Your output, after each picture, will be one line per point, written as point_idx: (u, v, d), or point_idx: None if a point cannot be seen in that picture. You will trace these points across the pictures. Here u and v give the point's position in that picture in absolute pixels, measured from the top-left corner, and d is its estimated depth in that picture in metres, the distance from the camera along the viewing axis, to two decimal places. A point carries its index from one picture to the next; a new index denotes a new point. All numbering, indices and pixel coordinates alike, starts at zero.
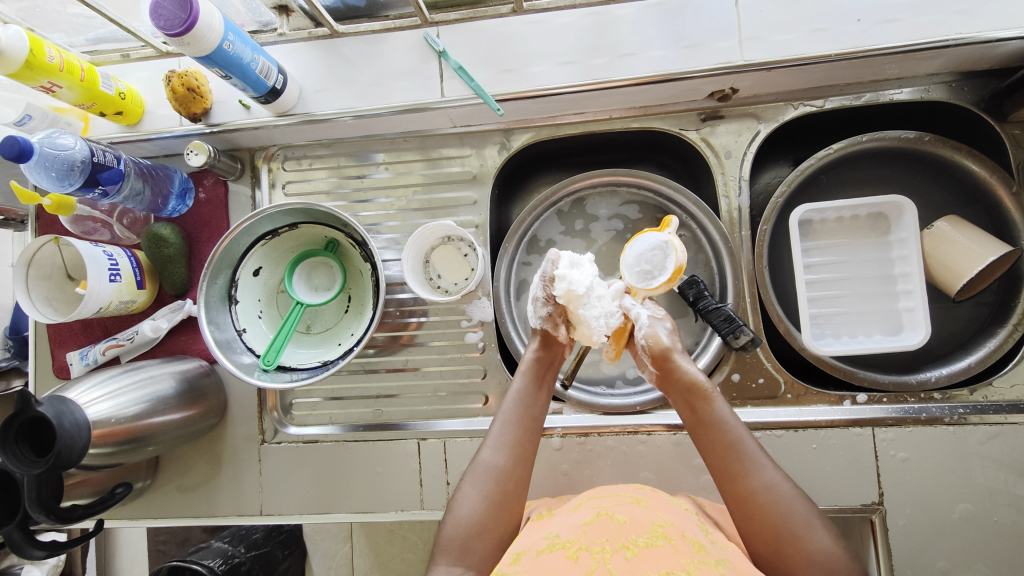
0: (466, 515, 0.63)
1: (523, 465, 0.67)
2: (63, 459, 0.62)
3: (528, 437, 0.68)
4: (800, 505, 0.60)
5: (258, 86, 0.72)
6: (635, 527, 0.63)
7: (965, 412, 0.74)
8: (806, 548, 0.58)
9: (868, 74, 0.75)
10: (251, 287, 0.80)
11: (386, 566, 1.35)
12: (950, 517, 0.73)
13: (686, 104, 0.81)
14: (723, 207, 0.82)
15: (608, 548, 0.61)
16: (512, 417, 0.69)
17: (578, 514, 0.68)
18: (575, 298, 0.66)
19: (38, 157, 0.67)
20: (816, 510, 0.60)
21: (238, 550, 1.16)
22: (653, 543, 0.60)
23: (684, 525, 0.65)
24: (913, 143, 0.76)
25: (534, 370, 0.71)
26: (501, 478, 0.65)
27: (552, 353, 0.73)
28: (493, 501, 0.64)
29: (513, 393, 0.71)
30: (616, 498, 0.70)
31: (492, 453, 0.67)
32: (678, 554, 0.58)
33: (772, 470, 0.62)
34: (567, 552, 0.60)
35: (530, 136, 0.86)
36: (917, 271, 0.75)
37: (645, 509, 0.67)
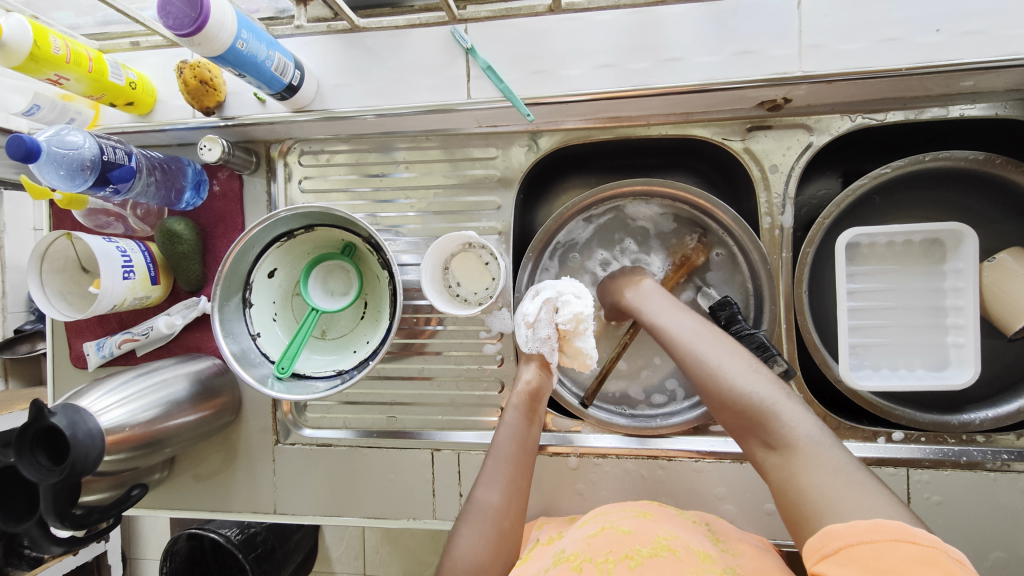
0: (463, 555, 0.61)
1: (518, 501, 0.65)
2: (78, 468, 0.61)
3: (523, 474, 0.67)
4: (713, 350, 0.61)
5: (274, 83, 0.67)
6: (639, 538, 0.62)
7: (1008, 458, 0.70)
8: (725, 394, 0.58)
9: (939, 88, 0.68)
10: (265, 289, 0.78)
11: (395, 541, 1.37)
12: (982, 564, 0.70)
13: (732, 112, 0.74)
14: (764, 225, 0.76)
15: (612, 559, 0.59)
16: (504, 452, 0.68)
17: (585, 529, 0.67)
18: (583, 321, 0.73)
19: (47, 156, 0.63)
20: (736, 356, 0.60)
21: (255, 521, 1.20)
22: (656, 553, 0.59)
23: (690, 538, 0.64)
24: (981, 165, 0.69)
25: (525, 402, 0.72)
26: (498, 517, 0.64)
27: (542, 382, 0.74)
28: (491, 541, 0.62)
29: (506, 428, 0.70)
30: (622, 513, 0.69)
31: (486, 491, 0.65)
32: (682, 563, 0.57)
33: (687, 330, 0.63)
34: (572, 565, 0.59)
35: (559, 139, 0.80)
36: (972, 306, 0.69)
37: (651, 523, 0.66)
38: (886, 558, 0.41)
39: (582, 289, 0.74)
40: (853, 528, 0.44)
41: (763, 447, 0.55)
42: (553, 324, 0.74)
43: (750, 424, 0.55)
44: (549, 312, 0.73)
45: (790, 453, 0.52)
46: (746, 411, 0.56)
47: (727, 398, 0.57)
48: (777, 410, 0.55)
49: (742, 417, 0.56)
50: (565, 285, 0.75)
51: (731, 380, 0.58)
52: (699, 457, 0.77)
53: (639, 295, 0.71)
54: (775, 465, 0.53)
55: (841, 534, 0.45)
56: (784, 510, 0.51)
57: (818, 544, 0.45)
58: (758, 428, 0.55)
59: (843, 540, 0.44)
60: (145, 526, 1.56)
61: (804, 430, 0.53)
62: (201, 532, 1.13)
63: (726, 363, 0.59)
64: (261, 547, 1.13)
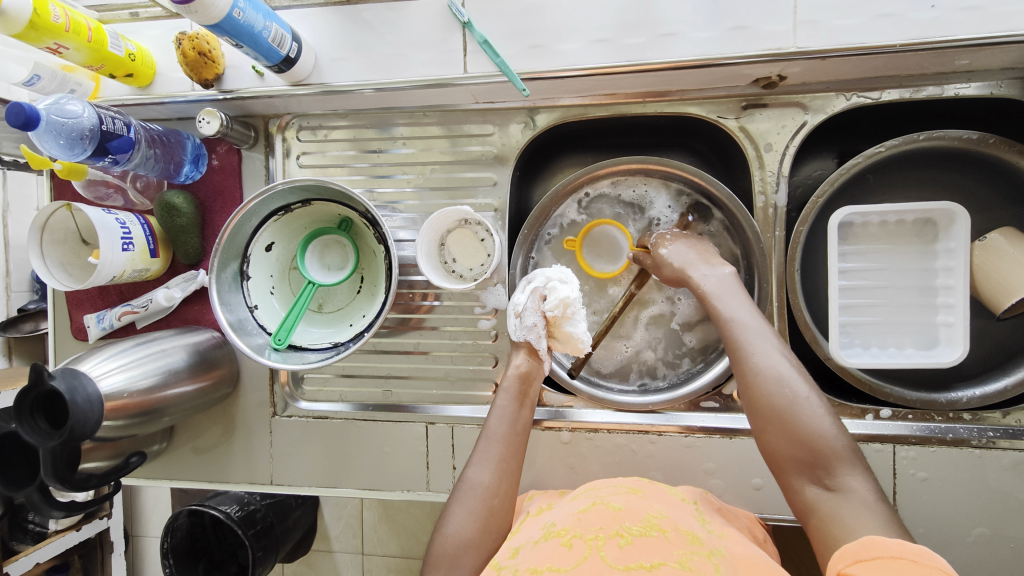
0: (453, 532, 0.64)
1: (509, 482, 0.68)
2: (78, 432, 0.63)
3: (514, 454, 0.69)
4: (796, 378, 0.59)
5: (271, 55, 0.68)
6: (630, 515, 0.63)
7: (994, 435, 0.71)
8: (799, 427, 0.57)
9: (935, 65, 0.68)
10: (263, 262, 0.79)
11: (393, 520, 1.39)
12: (965, 539, 0.71)
13: (727, 89, 0.75)
14: (758, 203, 0.77)
15: (602, 535, 0.60)
16: (496, 433, 0.70)
17: (575, 504, 0.69)
18: (570, 306, 0.75)
19: (46, 124, 0.64)
20: (815, 392, 0.58)
21: (254, 498, 1.21)
22: (646, 532, 0.60)
23: (679, 517, 0.65)
24: (975, 145, 0.70)
25: (516, 387, 0.74)
26: (487, 495, 0.66)
27: (533, 368, 0.76)
28: (481, 518, 0.64)
29: (499, 410, 0.72)
30: (612, 490, 0.71)
31: (477, 470, 0.67)
32: (671, 546, 0.58)
33: (771, 354, 0.60)
34: (563, 540, 0.61)
35: (556, 116, 0.81)
36: (962, 285, 0.70)
37: (642, 500, 0.67)
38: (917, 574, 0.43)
39: (566, 274, 0.77)
40: (899, 546, 0.46)
41: (815, 483, 0.55)
42: (541, 313, 0.76)
43: (813, 459, 0.55)
44: (536, 300, 0.76)
45: (848, 499, 0.53)
46: (816, 446, 0.55)
47: (797, 429, 0.56)
48: (845, 457, 0.55)
49: (808, 452, 0.56)
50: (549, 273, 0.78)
51: (810, 414, 0.57)
52: (690, 432, 0.78)
53: (715, 288, 0.68)
54: (830, 505, 0.54)
55: (885, 547, 0.46)
56: (818, 543, 0.53)
57: (856, 550, 0.47)
58: (822, 466, 0.55)
59: (885, 551, 0.46)
60: (148, 503, 1.58)
61: (863, 483, 0.54)
62: (201, 509, 1.14)
63: (808, 397, 0.58)
64: (260, 523, 1.15)
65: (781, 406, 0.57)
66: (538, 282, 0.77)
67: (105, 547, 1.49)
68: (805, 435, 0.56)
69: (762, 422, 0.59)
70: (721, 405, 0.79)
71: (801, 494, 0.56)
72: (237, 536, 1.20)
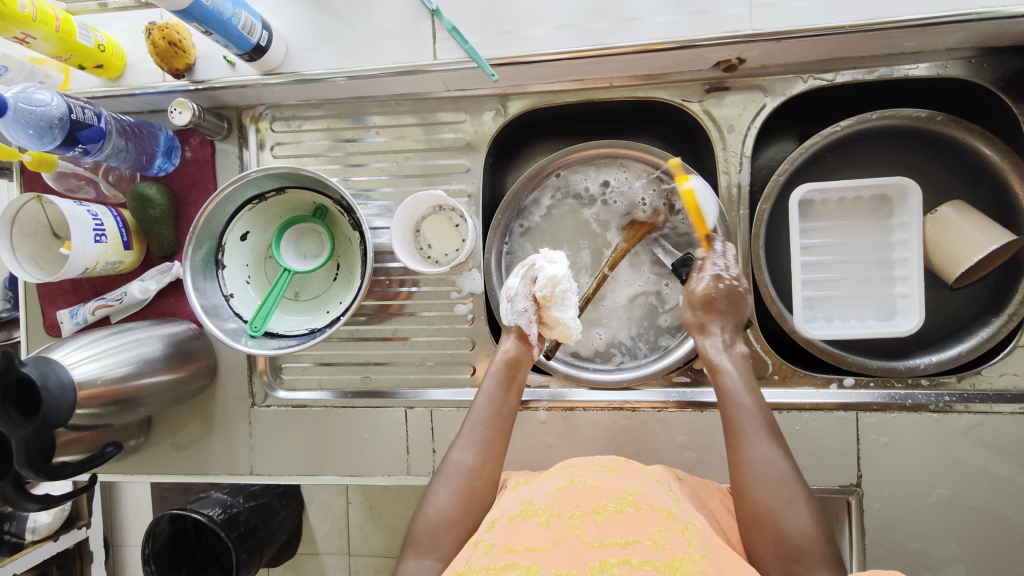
0: (435, 511, 0.65)
1: (493, 464, 0.69)
2: (51, 420, 0.63)
3: (498, 437, 0.70)
4: (793, 481, 0.59)
5: (241, 43, 0.69)
6: (606, 493, 0.64)
7: (951, 399, 0.74)
8: (785, 524, 0.57)
9: (884, 47, 0.72)
10: (238, 252, 0.79)
11: (378, 518, 1.38)
12: (926, 500, 0.74)
13: (690, 74, 0.77)
14: (722, 183, 0.80)
15: (579, 513, 0.60)
16: (481, 416, 0.71)
17: (552, 482, 0.69)
18: (557, 285, 0.74)
19: (14, 113, 0.64)
20: (808, 495, 0.59)
21: (236, 501, 1.18)
22: (622, 509, 0.61)
23: (654, 494, 0.65)
24: (924, 123, 0.73)
25: (504, 370, 0.74)
26: (471, 477, 0.67)
27: (521, 354, 0.76)
28: (462, 497, 0.66)
29: (484, 394, 0.73)
30: (590, 467, 0.71)
31: (461, 452, 0.69)
32: (646, 523, 0.59)
33: (771, 447, 0.61)
34: (540, 519, 0.60)
35: (527, 103, 0.83)
36: (916, 257, 0.73)
37: (618, 478, 0.67)
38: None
39: (555, 255, 0.77)
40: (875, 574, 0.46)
41: None
42: (530, 296, 0.76)
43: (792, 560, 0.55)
44: (527, 283, 0.76)
45: None
46: (796, 548, 0.56)
47: (782, 528, 0.57)
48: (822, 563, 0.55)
49: (789, 553, 0.56)
50: (540, 256, 0.77)
51: (796, 515, 0.57)
52: (665, 407, 0.80)
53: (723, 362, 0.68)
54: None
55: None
56: None
57: None
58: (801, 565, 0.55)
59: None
60: (127, 513, 1.56)
61: None
62: (182, 512, 1.11)
63: (798, 499, 0.59)
64: (244, 525, 1.14)
65: (774, 501, 0.58)
66: (530, 266, 0.77)
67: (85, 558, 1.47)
68: (791, 532, 0.56)
69: (751, 513, 0.59)
70: (692, 380, 0.81)
71: None
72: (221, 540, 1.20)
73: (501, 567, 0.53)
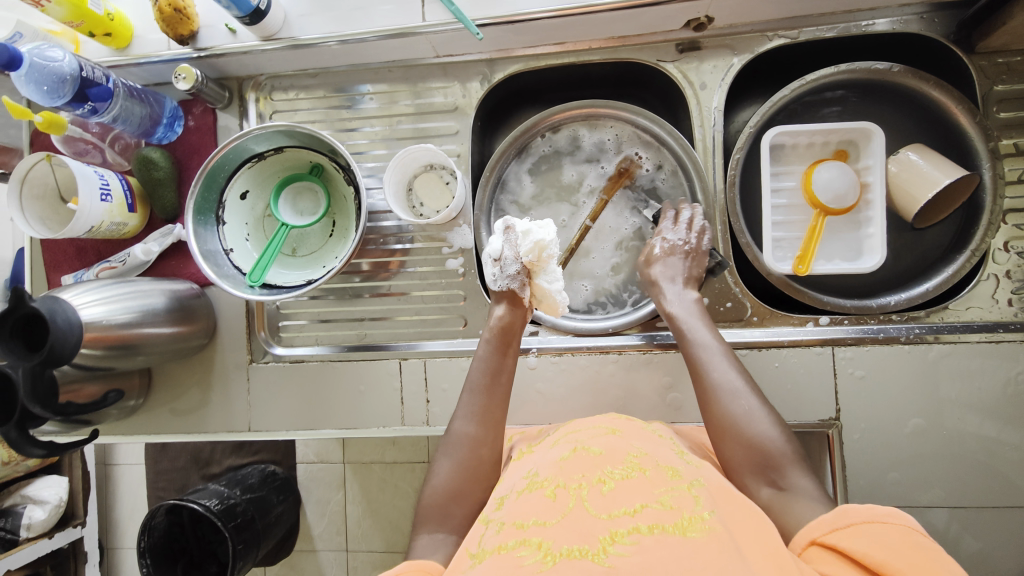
0: (442, 484, 0.67)
1: (495, 431, 0.71)
2: (57, 353, 0.65)
3: (497, 404, 0.73)
4: (748, 398, 0.65)
5: (242, 4, 0.74)
6: (610, 459, 0.62)
7: (921, 331, 0.78)
8: (750, 434, 0.63)
9: (842, 3, 0.77)
10: (238, 209, 0.83)
11: (377, 514, 1.39)
12: (901, 430, 0.77)
13: (663, 35, 0.83)
14: (697, 136, 0.85)
15: (585, 483, 0.58)
16: (477, 384, 0.74)
17: (556, 451, 0.67)
18: (545, 250, 0.76)
19: (29, 68, 0.70)
20: (765, 404, 0.65)
21: (233, 492, 1.20)
22: (628, 475, 0.59)
23: (658, 453, 0.64)
24: (881, 74, 0.78)
25: (498, 336, 0.77)
26: (475, 446, 0.70)
27: (515, 318, 0.78)
28: (467, 468, 0.68)
29: (480, 361, 0.76)
30: (591, 431, 0.69)
31: (462, 423, 0.71)
32: (652, 485, 0.57)
33: (725, 369, 0.68)
34: (546, 491, 0.58)
35: (515, 68, 0.88)
36: (879, 198, 0.78)
37: (620, 440, 0.66)
38: (892, 536, 0.46)
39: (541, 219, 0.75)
40: (870, 510, 0.49)
41: (768, 485, 0.60)
42: (519, 260, 0.77)
43: (763, 462, 0.61)
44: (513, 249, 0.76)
45: (795, 494, 0.58)
46: (764, 451, 0.61)
47: (749, 438, 0.62)
48: (785, 459, 0.61)
49: (760, 457, 0.61)
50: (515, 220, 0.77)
51: (757, 425, 0.63)
52: (649, 349, 0.84)
53: (679, 309, 0.74)
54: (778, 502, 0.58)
55: (857, 513, 0.49)
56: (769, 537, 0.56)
57: (833, 520, 0.50)
58: (773, 469, 0.60)
59: (857, 517, 0.49)
60: (122, 512, 1.55)
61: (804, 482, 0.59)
62: (180, 503, 1.11)
63: (756, 410, 0.64)
64: (240, 517, 1.15)
65: (736, 416, 0.64)
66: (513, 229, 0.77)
67: (78, 558, 1.46)
68: (756, 438, 0.62)
69: (721, 433, 0.64)
70: None
71: (756, 497, 0.60)
72: (217, 533, 1.19)
73: (512, 546, 0.52)
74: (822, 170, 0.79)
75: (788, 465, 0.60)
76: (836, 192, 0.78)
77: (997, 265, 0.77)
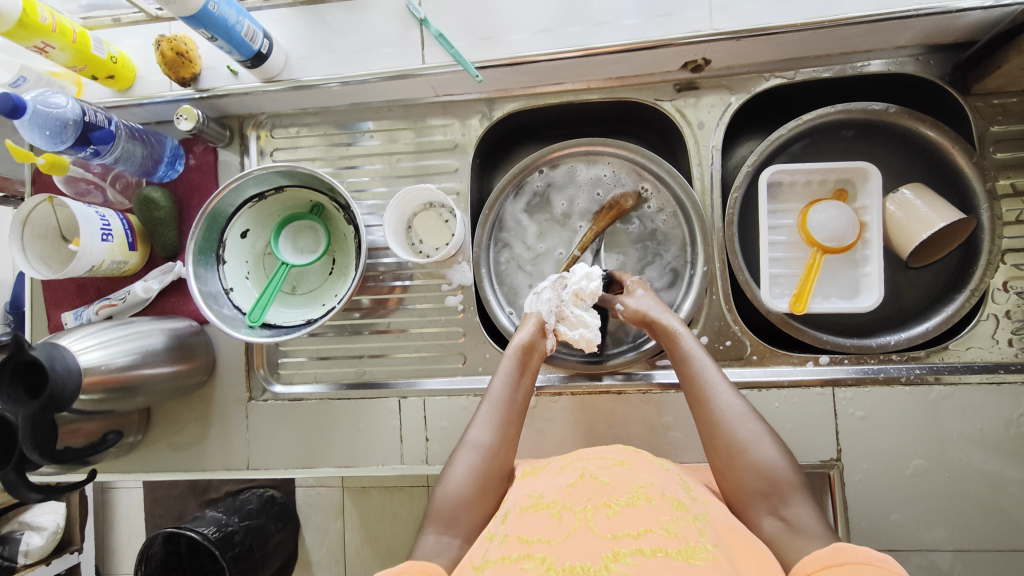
0: (453, 487, 0.66)
1: (508, 446, 0.71)
2: (56, 400, 0.65)
3: (512, 420, 0.72)
4: (750, 423, 0.65)
5: (243, 48, 0.74)
6: (617, 487, 0.61)
7: (921, 372, 0.77)
8: (755, 459, 0.62)
9: (838, 46, 0.78)
10: (238, 248, 0.84)
11: (376, 541, 1.38)
12: (903, 471, 0.76)
13: (661, 75, 0.84)
14: (695, 175, 0.85)
15: (590, 506, 0.58)
16: (498, 398, 0.73)
17: (562, 477, 0.66)
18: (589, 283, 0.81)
19: (32, 114, 0.69)
20: (770, 431, 0.65)
21: (232, 520, 1.17)
22: (633, 502, 0.58)
23: (665, 484, 0.63)
24: (878, 115, 0.79)
25: (520, 354, 0.76)
26: (487, 455, 0.69)
27: (536, 339, 0.78)
28: (479, 475, 0.67)
29: (501, 376, 0.75)
30: (599, 462, 0.68)
31: (477, 430, 0.71)
32: (657, 512, 0.57)
33: (729, 393, 0.68)
34: (551, 511, 0.59)
35: (512, 107, 0.89)
36: (876, 238, 0.78)
37: (628, 471, 0.65)
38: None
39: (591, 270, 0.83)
40: (867, 554, 0.49)
41: (772, 515, 0.59)
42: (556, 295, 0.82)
43: (768, 492, 0.60)
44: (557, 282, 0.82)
45: (799, 527, 0.57)
46: (768, 480, 0.61)
47: (752, 466, 0.62)
48: (788, 489, 0.60)
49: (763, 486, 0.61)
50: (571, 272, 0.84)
51: (760, 452, 0.63)
52: (648, 389, 0.83)
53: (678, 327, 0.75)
54: (785, 533, 0.57)
55: (853, 553, 0.50)
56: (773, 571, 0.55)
57: (827, 556, 0.51)
58: (777, 498, 0.60)
59: (853, 557, 0.49)
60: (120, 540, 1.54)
61: (806, 513, 0.58)
62: (177, 531, 1.09)
63: (760, 437, 0.64)
64: (238, 546, 1.13)
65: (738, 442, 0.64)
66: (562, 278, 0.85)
67: None
68: (760, 464, 0.62)
69: (724, 461, 0.64)
70: None
71: (760, 528, 0.59)
72: (214, 563, 1.18)
73: (514, 559, 0.52)
74: (818, 208, 0.80)
75: (791, 495, 0.60)
76: (835, 230, 0.79)
77: (997, 304, 0.77)
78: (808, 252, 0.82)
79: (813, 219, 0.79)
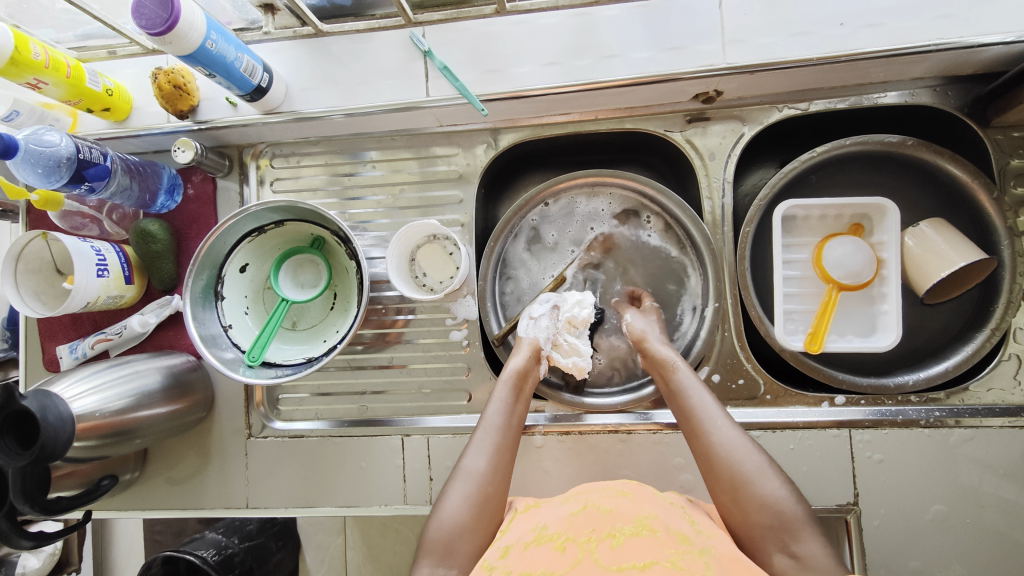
0: (448, 516, 0.63)
1: (505, 473, 0.67)
2: (48, 452, 0.63)
3: (509, 446, 0.69)
4: (751, 454, 0.63)
5: (243, 84, 0.73)
6: (620, 516, 0.60)
7: (941, 414, 0.75)
8: (760, 493, 0.60)
9: (853, 78, 0.76)
10: (237, 283, 0.82)
11: (378, 559, 1.31)
12: (923, 517, 0.74)
13: (671, 106, 0.81)
14: (706, 208, 0.83)
15: (594, 537, 0.57)
16: (492, 424, 0.70)
17: (566, 506, 0.65)
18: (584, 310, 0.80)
19: (24, 153, 0.67)
20: (771, 462, 0.63)
21: (231, 541, 1.12)
22: (638, 532, 0.57)
23: (669, 518, 0.61)
24: (895, 147, 0.76)
25: (514, 381, 0.74)
26: (483, 482, 0.65)
27: (531, 366, 0.76)
28: (476, 503, 0.64)
29: (495, 403, 0.72)
30: (602, 491, 0.67)
31: (472, 457, 0.67)
32: (662, 544, 0.56)
33: (728, 425, 0.65)
34: (554, 544, 0.57)
35: (517, 136, 0.87)
36: (894, 275, 0.76)
37: (630, 501, 0.63)
38: None
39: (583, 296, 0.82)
40: None
41: (782, 551, 0.57)
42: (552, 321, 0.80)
43: (775, 527, 0.58)
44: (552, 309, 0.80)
45: (810, 563, 0.56)
46: (775, 514, 0.59)
47: (758, 501, 0.60)
48: (795, 522, 0.59)
49: (771, 521, 0.59)
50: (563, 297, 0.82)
51: (764, 485, 0.61)
52: (659, 429, 0.81)
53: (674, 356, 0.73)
54: (797, 572, 0.55)
55: None
56: None
57: None
58: (786, 534, 0.58)
59: None
60: None
61: (814, 547, 0.57)
62: (175, 555, 1.05)
63: (763, 469, 0.62)
64: (238, 568, 1.08)
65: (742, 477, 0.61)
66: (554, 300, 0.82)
67: None
68: (766, 499, 0.60)
69: (728, 496, 0.62)
70: None
71: (770, 565, 0.58)
72: None
73: None
74: (834, 243, 0.77)
75: (799, 530, 0.58)
76: (846, 267, 0.76)
77: (1018, 344, 0.74)
78: (823, 288, 0.79)
79: (829, 253, 0.77)
